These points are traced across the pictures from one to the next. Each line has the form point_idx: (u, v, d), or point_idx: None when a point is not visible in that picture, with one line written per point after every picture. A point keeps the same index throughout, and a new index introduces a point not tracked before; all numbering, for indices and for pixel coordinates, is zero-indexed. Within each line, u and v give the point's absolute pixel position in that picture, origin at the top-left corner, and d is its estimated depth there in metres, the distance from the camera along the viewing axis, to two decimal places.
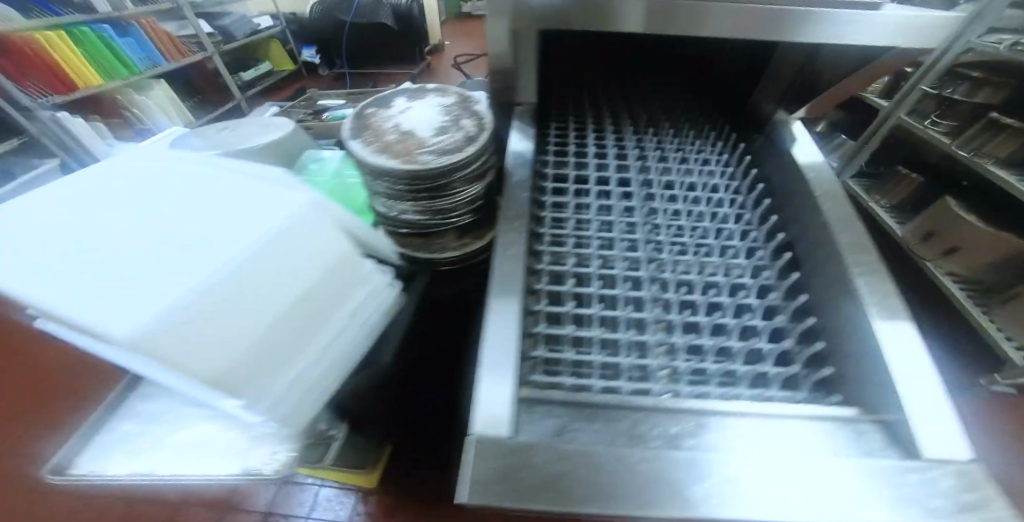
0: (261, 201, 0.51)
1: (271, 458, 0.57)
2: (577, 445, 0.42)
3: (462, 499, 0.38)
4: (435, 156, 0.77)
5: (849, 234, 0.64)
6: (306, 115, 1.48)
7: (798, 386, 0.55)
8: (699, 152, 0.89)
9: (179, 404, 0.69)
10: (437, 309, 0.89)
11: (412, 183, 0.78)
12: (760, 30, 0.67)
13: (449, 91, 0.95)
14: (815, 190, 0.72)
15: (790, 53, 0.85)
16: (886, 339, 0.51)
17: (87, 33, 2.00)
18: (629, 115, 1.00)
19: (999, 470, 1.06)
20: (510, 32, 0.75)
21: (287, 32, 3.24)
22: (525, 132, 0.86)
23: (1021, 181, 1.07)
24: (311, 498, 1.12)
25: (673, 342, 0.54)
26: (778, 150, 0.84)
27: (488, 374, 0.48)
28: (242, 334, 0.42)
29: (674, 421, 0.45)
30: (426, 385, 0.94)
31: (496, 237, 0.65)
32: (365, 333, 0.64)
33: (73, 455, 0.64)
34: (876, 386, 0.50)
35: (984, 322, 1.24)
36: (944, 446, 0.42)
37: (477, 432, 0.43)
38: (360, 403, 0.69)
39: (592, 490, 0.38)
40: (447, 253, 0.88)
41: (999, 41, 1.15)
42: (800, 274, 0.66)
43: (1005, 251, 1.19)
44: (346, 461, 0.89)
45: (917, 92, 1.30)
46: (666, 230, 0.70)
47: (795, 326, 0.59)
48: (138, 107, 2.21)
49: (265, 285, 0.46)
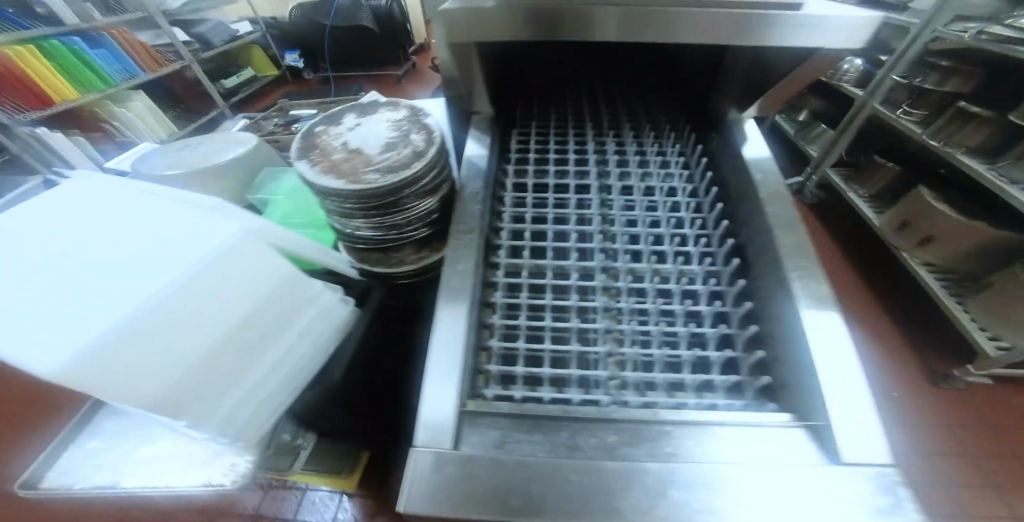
0: (195, 224, 0.47)
1: (231, 469, 0.56)
2: (515, 457, 0.43)
3: (402, 509, 0.40)
4: (380, 174, 0.59)
5: (791, 234, 0.58)
6: (278, 125, 1.40)
7: (742, 393, 0.52)
8: (657, 141, 0.84)
9: (147, 420, 0.67)
10: (393, 316, 0.81)
11: (355, 205, 0.61)
12: (727, 35, 0.58)
13: (402, 103, 0.75)
14: (759, 191, 0.64)
15: (739, 54, 0.74)
16: (811, 333, 0.48)
17: (57, 46, 1.83)
18: (590, 110, 0.94)
19: (946, 429, 1.14)
20: (448, 47, 0.66)
21: (268, 36, 2.99)
22: (482, 141, 0.78)
23: (986, 169, 1.12)
24: (295, 503, 1.08)
25: (621, 329, 0.55)
26: (727, 147, 0.75)
27: (433, 384, 0.49)
28: (167, 364, 0.40)
29: (613, 432, 0.45)
30: (386, 398, 0.86)
31: (445, 253, 0.61)
32: (316, 351, 0.61)
33: (46, 469, 0.63)
34: (801, 387, 0.47)
35: (955, 309, 1.19)
36: (862, 448, 0.41)
37: (419, 445, 0.44)
38: (325, 415, 0.66)
39: (528, 501, 0.40)
40: (404, 267, 0.75)
41: (965, 30, 1.18)
42: (743, 267, 0.62)
43: (979, 239, 1.14)
44: (323, 468, 0.83)
45: (888, 82, 1.41)
46: (619, 219, 0.69)
47: (733, 317, 0.57)
48: (120, 120, 2.05)
49: (200, 309, 0.43)
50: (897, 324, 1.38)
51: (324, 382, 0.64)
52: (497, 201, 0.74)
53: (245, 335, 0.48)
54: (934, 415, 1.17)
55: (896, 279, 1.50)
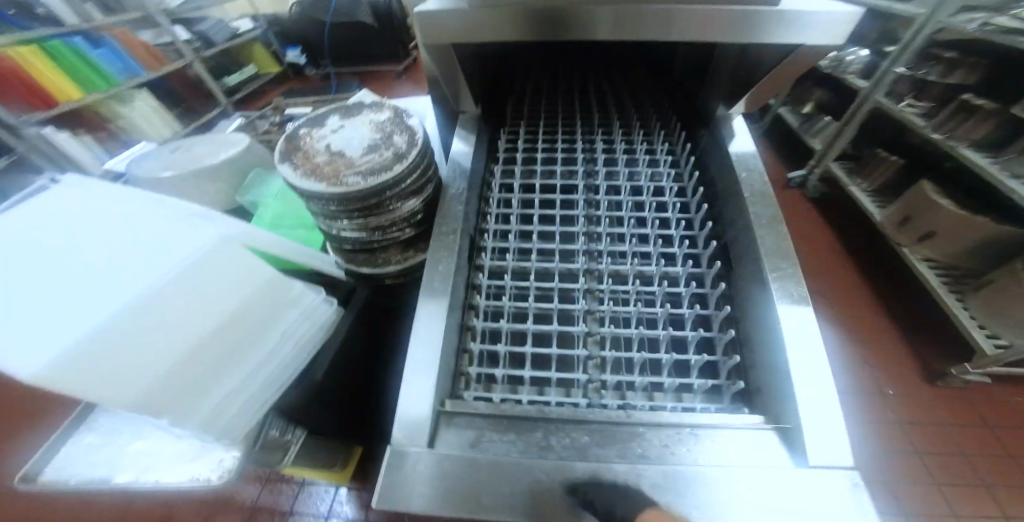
0: (175, 229, 0.48)
1: (220, 465, 0.59)
2: (488, 457, 0.43)
3: (376, 504, 0.41)
4: (362, 176, 0.60)
5: (774, 235, 0.58)
6: (273, 125, 1.42)
7: (721, 396, 0.52)
8: (647, 139, 0.83)
9: (138, 418, 0.69)
10: (372, 314, 0.83)
11: (339, 207, 0.62)
12: (721, 32, 0.57)
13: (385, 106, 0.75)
14: (743, 191, 0.63)
15: (726, 50, 0.73)
16: (787, 337, 0.48)
17: (61, 48, 1.85)
18: (580, 109, 0.94)
19: (943, 427, 1.13)
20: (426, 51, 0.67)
21: (269, 33, 2.97)
22: (467, 140, 0.79)
23: (989, 162, 1.09)
24: (292, 497, 1.11)
25: (601, 334, 0.54)
26: (715, 145, 0.75)
27: (409, 385, 0.49)
28: (157, 363, 0.42)
29: (585, 432, 0.45)
30: (368, 393, 0.87)
31: (428, 253, 0.61)
32: (299, 352, 0.63)
33: (44, 463, 0.65)
34: (777, 390, 0.47)
35: (950, 302, 1.19)
36: (830, 452, 0.41)
37: (393, 445, 0.45)
38: (312, 413, 0.68)
39: (497, 500, 0.40)
40: (391, 267, 0.78)
41: (970, 21, 1.15)
42: (724, 269, 0.62)
43: (979, 236, 1.13)
44: (314, 464, 0.84)
45: (890, 76, 1.37)
46: (603, 221, 0.68)
47: (712, 320, 0.56)
48: (124, 120, 2.13)
49: (187, 309, 0.45)
50: (896, 320, 1.36)
51: (309, 381, 0.65)
52: (483, 202, 0.74)
53: (226, 336, 0.50)
54: (926, 413, 1.16)
55: (894, 276, 1.48)
